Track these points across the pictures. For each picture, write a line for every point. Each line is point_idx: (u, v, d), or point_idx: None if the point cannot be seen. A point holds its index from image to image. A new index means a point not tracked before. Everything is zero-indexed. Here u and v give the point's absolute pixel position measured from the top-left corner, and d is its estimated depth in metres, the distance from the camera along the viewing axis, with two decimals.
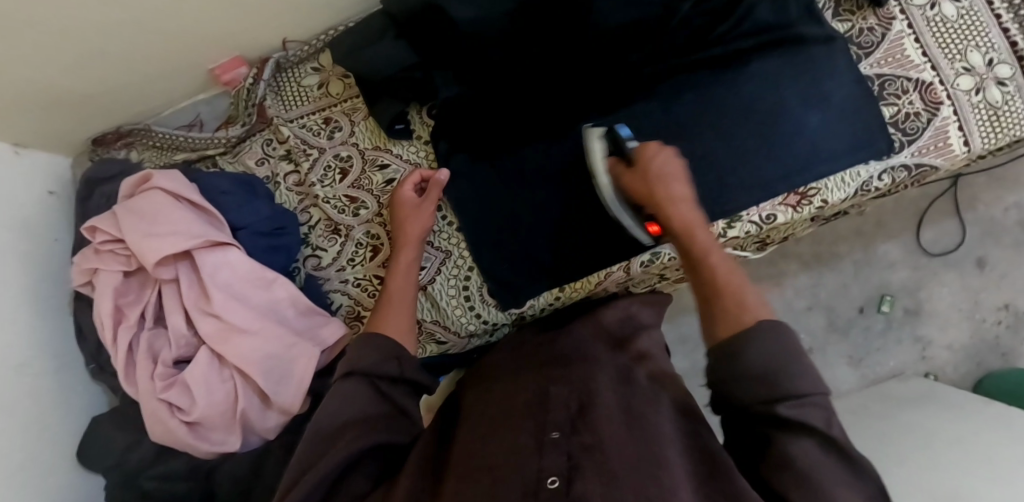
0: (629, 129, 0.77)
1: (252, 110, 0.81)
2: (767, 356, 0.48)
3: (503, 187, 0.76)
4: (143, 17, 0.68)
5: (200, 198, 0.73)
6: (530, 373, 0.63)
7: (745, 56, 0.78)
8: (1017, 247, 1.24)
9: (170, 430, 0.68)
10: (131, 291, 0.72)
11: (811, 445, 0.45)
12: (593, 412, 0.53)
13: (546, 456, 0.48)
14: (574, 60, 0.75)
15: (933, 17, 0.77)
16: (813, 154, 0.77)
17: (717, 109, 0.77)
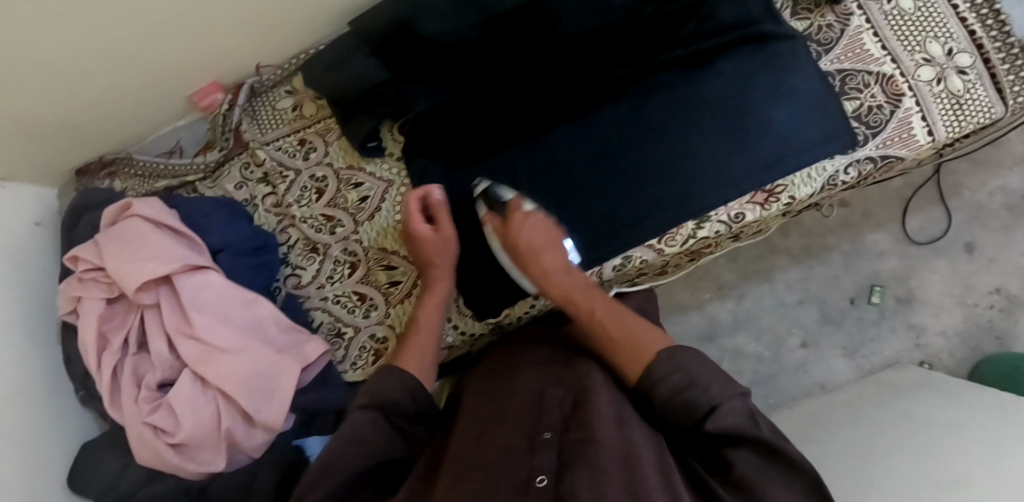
0: (595, 132, 0.77)
1: (229, 135, 0.82)
2: (682, 378, 0.54)
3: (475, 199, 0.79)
4: (126, 47, 0.70)
5: (180, 224, 0.75)
6: (531, 369, 0.64)
7: (710, 57, 0.78)
8: (1004, 229, 1.25)
9: (158, 453, 0.70)
10: (115, 317, 0.73)
11: (744, 454, 0.50)
12: (587, 407, 0.55)
13: (538, 456, 0.50)
14: (542, 70, 0.76)
15: (891, 10, 0.80)
16: (782, 150, 0.76)
17: (683, 110, 0.77)
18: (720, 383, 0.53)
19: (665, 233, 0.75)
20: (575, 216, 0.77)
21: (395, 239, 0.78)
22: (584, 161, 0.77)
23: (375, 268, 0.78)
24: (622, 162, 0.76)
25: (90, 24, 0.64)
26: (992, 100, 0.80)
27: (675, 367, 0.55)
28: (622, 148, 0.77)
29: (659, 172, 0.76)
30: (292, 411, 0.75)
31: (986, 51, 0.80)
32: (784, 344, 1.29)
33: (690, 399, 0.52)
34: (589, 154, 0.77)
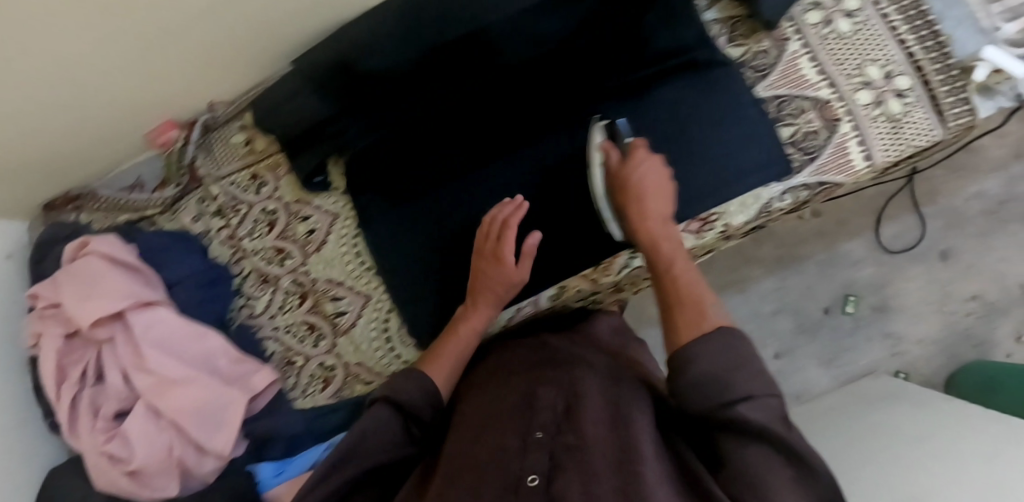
0: (532, 164, 0.79)
1: (184, 172, 0.86)
2: (718, 366, 0.51)
3: (416, 233, 0.79)
4: (95, 85, 0.73)
5: (135, 260, 0.78)
6: (529, 371, 0.66)
7: (649, 85, 0.79)
8: (981, 237, 1.34)
9: (114, 481, 0.73)
10: (73, 351, 0.77)
11: (757, 449, 0.47)
12: (579, 413, 0.56)
13: (530, 457, 0.50)
14: (482, 102, 0.77)
15: (828, 34, 0.81)
16: (716, 179, 0.77)
17: (619, 140, 0.78)
18: (750, 377, 0.50)
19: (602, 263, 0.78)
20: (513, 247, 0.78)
21: (340, 270, 0.81)
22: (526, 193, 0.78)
23: (323, 298, 0.81)
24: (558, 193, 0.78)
25: (52, 69, 0.67)
26: (932, 121, 0.80)
27: (703, 355, 0.52)
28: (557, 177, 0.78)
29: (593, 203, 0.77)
30: (244, 437, 0.78)
31: (926, 73, 0.80)
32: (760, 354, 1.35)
33: (719, 392, 0.49)
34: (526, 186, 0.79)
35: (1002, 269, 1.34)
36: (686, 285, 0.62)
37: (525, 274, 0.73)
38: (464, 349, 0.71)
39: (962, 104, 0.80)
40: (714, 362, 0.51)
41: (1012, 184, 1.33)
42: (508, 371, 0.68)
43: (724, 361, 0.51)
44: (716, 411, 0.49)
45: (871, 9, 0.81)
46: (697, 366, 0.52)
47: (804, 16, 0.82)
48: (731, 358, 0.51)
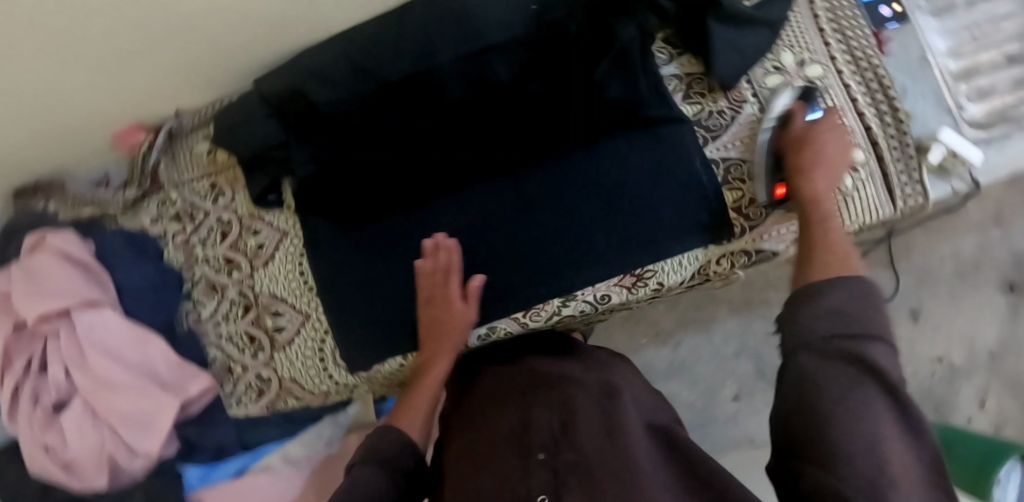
0: (474, 202, 0.80)
1: (146, 175, 0.88)
2: (835, 325, 0.54)
3: (359, 259, 0.80)
4: (62, 88, 0.77)
5: (91, 260, 0.81)
6: (523, 392, 0.71)
7: (598, 139, 0.78)
8: (952, 299, 1.34)
9: (46, 469, 0.77)
10: (21, 341, 0.79)
11: (873, 393, 0.49)
12: (573, 429, 0.62)
13: (533, 477, 0.59)
14: (428, 139, 0.77)
15: (786, 100, 0.78)
16: (656, 237, 0.78)
17: (562, 187, 0.79)
18: (860, 328, 0.53)
19: (532, 307, 0.80)
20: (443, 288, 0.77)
21: (283, 287, 0.83)
22: (467, 233, 0.80)
23: (264, 313, 0.84)
24: (494, 235, 0.80)
25: (18, 72, 0.71)
26: (881, 199, 0.77)
27: (830, 294, 0.56)
28: (496, 219, 0.80)
29: (530, 247, 0.79)
30: (175, 437, 0.82)
31: (882, 150, 0.77)
32: (716, 394, 1.37)
33: (839, 324, 0.54)
34: (468, 225, 0.80)
35: (970, 333, 1.34)
36: (836, 243, 0.64)
37: (472, 312, 0.78)
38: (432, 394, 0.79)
39: (914, 185, 0.78)
40: (829, 319, 0.54)
41: (987, 247, 1.34)
42: (500, 390, 0.74)
43: (830, 317, 0.55)
44: (852, 347, 0.51)
45: (833, 77, 0.78)
46: (809, 326, 0.55)
47: (764, 79, 0.79)
48: (854, 305, 0.55)
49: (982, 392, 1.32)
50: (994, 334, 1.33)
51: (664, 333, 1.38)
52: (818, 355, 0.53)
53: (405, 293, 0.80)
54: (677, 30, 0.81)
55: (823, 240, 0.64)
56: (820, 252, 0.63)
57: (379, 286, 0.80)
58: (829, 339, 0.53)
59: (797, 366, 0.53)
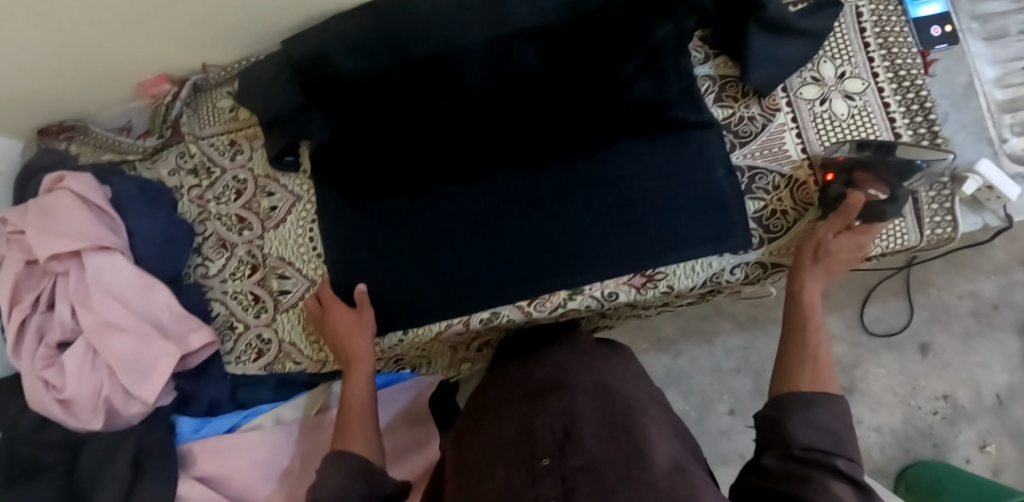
0: (490, 187, 0.80)
1: (167, 126, 0.89)
2: (814, 434, 0.56)
3: (368, 232, 0.81)
4: (90, 32, 0.76)
5: (105, 204, 0.82)
6: (523, 400, 0.71)
7: (617, 139, 0.79)
8: (965, 338, 1.32)
9: (45, 405, 0.78)
10: (32, 276, 0.81)
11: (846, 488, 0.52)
12: (577, 435, 0.61)
13: (542, 482, 0.56)
14: (454, 117, 0.78)
15: (820, 112, 0.77)
16: (671, 241, 0.76)
17: (581, 181, 0.79)
18: (838, 446, 0.56)
19: (537, 297, 0.78)
20: (454, 266, 0.79)
21: (292, 251, 0.83)
22: (485, 212, 0.80)
23: (271, 274, 0.84)
24: (508, 221, 0.79)
25: (49, 12, 0.70)
26: (908, 224, 0.74)
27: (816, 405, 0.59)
28: (511, 205, 0.80)
29: (543, 236, 0.78)
30: (172, 388, 0.82)
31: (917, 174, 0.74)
32: (712, 407, 1.34)
33: (824, 437, 0.56)
34: (481, 208, 0.80)
35: (978, 375, 1.32)
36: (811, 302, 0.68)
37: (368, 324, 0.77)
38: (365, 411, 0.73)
39: (944, 213, 0.74)
40: (807, 430, 0.57)
41: (1008, 290, 1.32)
42: (501, 402, 0.75)
43: (816, 428, 0.57)
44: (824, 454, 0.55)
45: (872, 94, 0.77)
46: (791, 433, 0.57)
47: (801, 89, 0.78)
48: (832, 422, 0.58)
49: (984, 435, 1.30)
50: (1004, 379, 1.31)
51: (666, 340, 1.36)
52: (784, 457, 0.56)
53: (416, 268, 0.80)
54: (715, 31, 0.79)
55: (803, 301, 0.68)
56: (796, 362, 0.64)
57: (389, 259, 0.80)
58: (805, 449, 0.55)
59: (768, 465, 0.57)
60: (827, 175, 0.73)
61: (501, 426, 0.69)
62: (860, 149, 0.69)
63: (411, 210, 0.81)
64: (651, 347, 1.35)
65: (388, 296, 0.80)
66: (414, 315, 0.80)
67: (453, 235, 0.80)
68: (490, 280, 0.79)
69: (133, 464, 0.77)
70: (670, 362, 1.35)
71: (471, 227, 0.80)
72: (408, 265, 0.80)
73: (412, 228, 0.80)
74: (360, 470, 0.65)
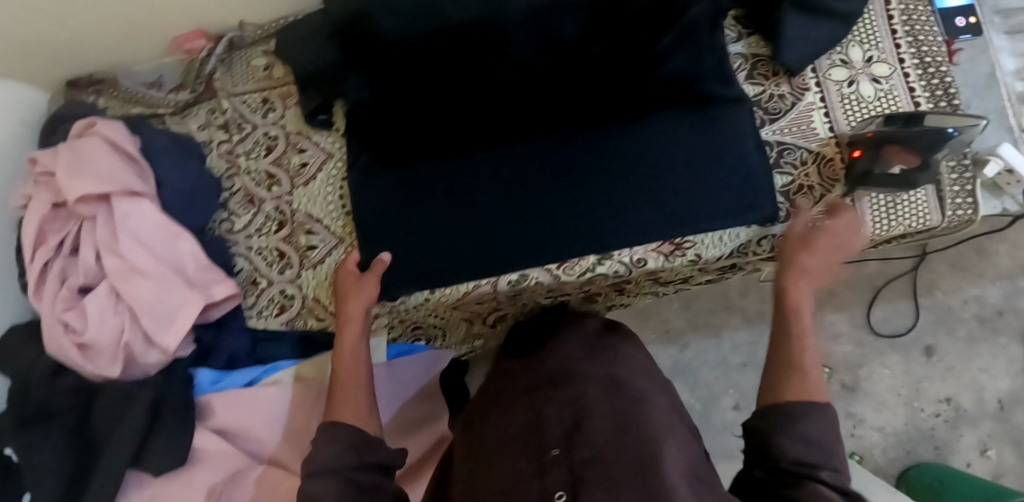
0: (525, 153, 0.80)
1: (201, 81, 0.89)
2: (802, 447, 0.55)
3: (404, 193, 0.81)
4: None
5: (135, 151, 0.82)
6: (528, 394, 0.72)
7: (649, 110, 0.80)
8: (969, 343, 1.34)
9: (62, 348, 0.77)
10: (58, 219, 0.80)
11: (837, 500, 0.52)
12: (585, 427, 0.62)
13: (550, 475, 0.57)
14: (491, 84, 0.79)
15: (848, 94, 0.78)
16: (700, 211, 0.77)
17: (613, 153, 0.79)
18: (827, 456, 0.56)
19: (566, 261, 0.79)
20: (487, 230, 0.79)
21: (321, 207, 0.84)
22: (518, 179, 0.80)
23: (298, 230, 0.84)
24: (537, 187, 0.80)
25: None
26: (930, 205, 0.76)
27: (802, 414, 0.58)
28: (543, 173, 0.80)
29: (574, 204, 0.79)
30: (191, 339, 0.82)
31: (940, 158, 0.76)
32: (717, 400, 1.33)
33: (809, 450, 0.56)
34: (515, 171, 0.80)
35: (980, 379, 1.33)
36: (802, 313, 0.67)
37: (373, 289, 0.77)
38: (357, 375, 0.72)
39: (965, 195, 0.76)
40: (799, 444, 0.56)
41: (1013, 297, 1.34)
42: (509, 394, 0.76)
43: (807, 441, 0.56)
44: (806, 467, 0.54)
45: (898, 80, 0.78)
46: (783, 449, 0.56)
47: (829, 71, 0.79)
48: (822, 434, 0.57)
49: (984, 439, 1.30)
50: (1006, 384, 1.32)
51: (674, 332, 1.36)
52: (775, 476, 0.55)
53: (441, 230, 0.80)
54: (750, 11, 0.81)
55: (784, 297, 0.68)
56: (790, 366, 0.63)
57: (416, 221, 0.80)
58: (795, 463, 0.55)
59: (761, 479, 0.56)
60: (854, 152, 0.72)
61: (511, 417, 0.70)
62: (889, 123, 0.69)
63: (438, 173, 0.81)
64: (660, 338, 1.35)
65: (421, 258, 0.80)
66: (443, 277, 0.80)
67: (479, 200, 0.80)
68: (515, 245, 0.79)
69: (150, 411, 0.77)
70: (678, 354, 1.35)
71: (502, 192, 0.80)
72: (434, 226, 0.80)
73: (439, 192, 0.80)
74: (352, 443, 0.63)
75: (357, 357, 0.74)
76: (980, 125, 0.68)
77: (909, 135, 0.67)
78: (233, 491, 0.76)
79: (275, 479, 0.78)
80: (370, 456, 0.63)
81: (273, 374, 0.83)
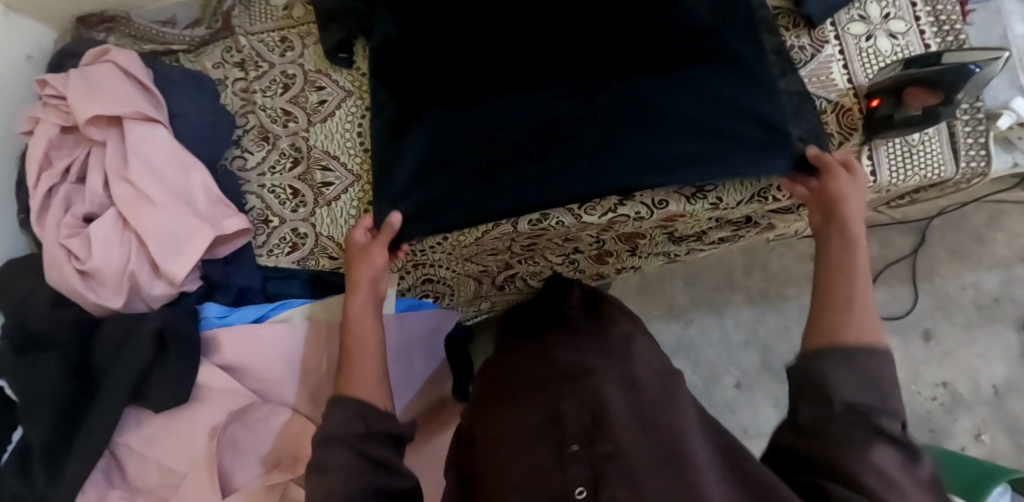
0: (546, 105, 0.76)
1: (219, 18, 0.90)
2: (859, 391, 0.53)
3: (433, 140, 0.76)
4: None
5: (148, 80, 0.80)
6: (544, 383, 0.69)
7: (679, 65, 0.75)
8: (966, 328, 1.33)
9: (63, 276, 0.73)
10: (64, 146, 0.78)
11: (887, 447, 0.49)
12: (607, 420, 0.58)
13: (571, 470, 0.53)
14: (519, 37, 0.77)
15: (866, 47, 0.79)
16: (737, 168, 0.70)
17: (642, 105, 0.73)
18: (880, 392, 0.54)
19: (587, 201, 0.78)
20: (510, 176, 0.73)
21: (338, 144, 0.82)
22: (543, 128, 0.74)
23: (314, 167, 0.82)
24: (565, 138, 0.73)
25: None
26: (944, 155, 0.77)
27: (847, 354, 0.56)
28: (568, 124, 0.74)
29: (596, 153, 0.71)
30: (197, 272, 0.79)
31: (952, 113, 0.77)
32: (718, 379, 1.32)
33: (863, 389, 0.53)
34: (536, 124, 0.75)
35: (976, 364, 1.32)
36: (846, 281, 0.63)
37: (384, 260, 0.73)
38: (367, 344, 0.68)
39: (978, 148, 0.77)
40: (848, 381, 0.53)
41: (1010, 284, 1.33)
42: (522, 383, 0.72)
43: (858, 381, 0.54)
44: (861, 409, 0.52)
45: (914, 36, 0.80)
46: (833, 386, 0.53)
47: (848, 25, 0.80)
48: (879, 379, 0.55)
49: (979, 425, 1.28)
50: (1001, 370, 1.30)
51: (678, 309, 1.35)
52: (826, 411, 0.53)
53: (460, 179, 0.74)
54: None
55: (832, 257, 0.66)
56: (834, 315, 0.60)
57: (428, 164, 0.75)
58: (848, 405, 0.52)
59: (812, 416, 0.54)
60: (872, 101, 0.74)
61: (528, 405, 0.66)
62: (908, 67, 0.70)
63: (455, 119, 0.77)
64: (664, 313, 1.34)
65: (438, 200, 0.74)
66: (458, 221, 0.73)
67: (503, 147, 0.75)
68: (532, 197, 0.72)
69: (156, 340, 0.73)
70: (682, 330, 1.34)
71: (523, 143, 0.74)
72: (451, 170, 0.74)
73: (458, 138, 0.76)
74: (361, 413, 0.60)
75: (367, 325, 0.70)
76: (1002, 58, 0.67)
77: (929, 76, 0.68)
78: (238, 432, 0.74)
79: (282, 421, 0.76)
80: (378, 428, 0.59)
81: (284, 312, 0.80)
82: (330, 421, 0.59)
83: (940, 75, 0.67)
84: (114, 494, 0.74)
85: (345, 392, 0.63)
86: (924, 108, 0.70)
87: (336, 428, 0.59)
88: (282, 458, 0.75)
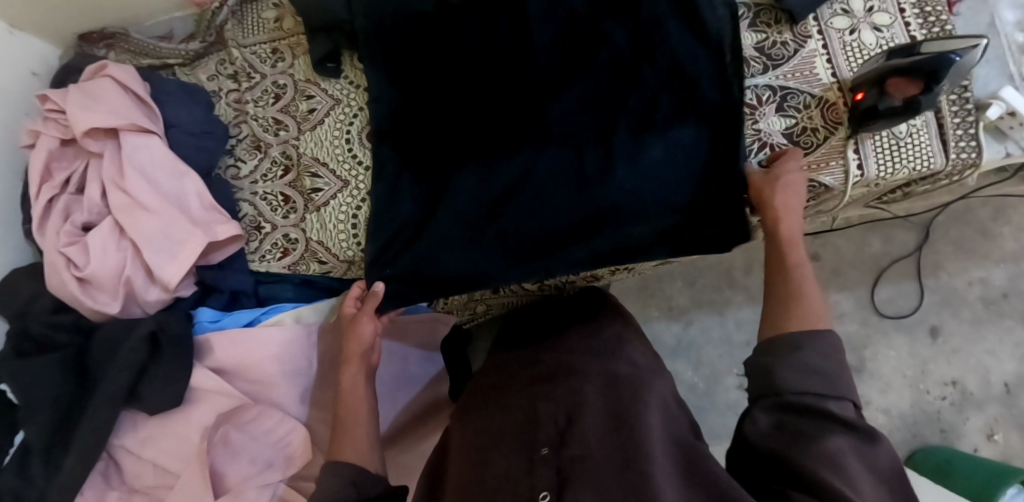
0: (523, 158, 0.74)
1: (212, 31, 0.93)
2: (804, 380, 0.55)
3: (424, 195, 0.77)
4: None
5: (143, 93, 0.83)
6: (522, 389, 0.69)
7: (654, 113, 0.73)
8: (974, 324, 1.24)
9: (62, 282, 0.76)
10: (65, 158, 0.82)
11: (840, 439, 0.50)
12: (580, 422, 0.60)
13: (538, 473, 0.55)
14: (497, 96, 0.76)
15: (850, 41, 0.79)
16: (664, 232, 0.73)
17: (591, 156, 0.73)
18: (828, 383, 0.54)
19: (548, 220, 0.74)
20: (495, 235, 0.74)
21: (326, 151, 0.84)
22: (512, 171, 0.74)
23: (304, 173, 0.85)
24: (534, 197, 0.74)
25: None
26: (933, 147, 0.76)
27: (809, 352, 0.56)
28: (543, 162, 0.74)
29: (554, 206, 0.73)
30: (190, 276, 0.81)
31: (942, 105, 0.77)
32: (721, 380, 1.28)
33: (804, 377, 0.55)
34: (523, 178, 0.74)
35: (986, 362, 1.23)
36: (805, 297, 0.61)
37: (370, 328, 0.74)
38: (365, 423, 0.68)
39: (968, 139, 0.76)
40: (801, 375, 0.55)
41: (1019, 279, 1.24)
42: (501, 389, 0.72)
43: (804, 371, 0.55)
44: (807, 404, 0.53)
45: (899, 28, 0.79)
46: (783, 380, 0.56)
47: (831, 19, 0.79)
48: (823, 361, 0.56)
49: (991, 423, 1.21)
50: (1012, 367, 1.22)
51: (680, 309, 1.32)
52: (779, 408, 0.55)
53: (458, 232, 0.75)
54: None
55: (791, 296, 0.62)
56: None
57: (409, 206, 0.77)
58: (799, 394, 0.54)
59: (772, 409, 0.55)
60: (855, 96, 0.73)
61: (507, 405, 0.67)
62: (890, 58, 0.69)
63: (422, 147, 0.78)
64: (665, 315, 1.31)
65: (438, 259, 0.75)
66: (453, 282, 0.76)
67: (489, 207, 0.75)
68: (489, 238, 0.74)
69: (148, 343, 0.76)
70: (683, 331, 1.31)
71: (490, 176, 0.75)
72: (428, 206, 0.77)
73: (424, 172, 0.78)
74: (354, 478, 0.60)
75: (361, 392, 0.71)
76: (981, 45, 0.67)
77: (911, 66, 0.68)
78: (230, 432, 0.76)
79: (274, 421, 0.79)
80: (369, 492, 0.60)
81: (276, 315, 0.82)
82: (326, 478, 0.60)
83: (920, 65, 0.67)
84: (111, 494, 0.76)
85: (337, 459, 0.63)
86: (907, 98, 0.69)
87: (329, 486, 0.59)
88: (279, 459, 0.78)
